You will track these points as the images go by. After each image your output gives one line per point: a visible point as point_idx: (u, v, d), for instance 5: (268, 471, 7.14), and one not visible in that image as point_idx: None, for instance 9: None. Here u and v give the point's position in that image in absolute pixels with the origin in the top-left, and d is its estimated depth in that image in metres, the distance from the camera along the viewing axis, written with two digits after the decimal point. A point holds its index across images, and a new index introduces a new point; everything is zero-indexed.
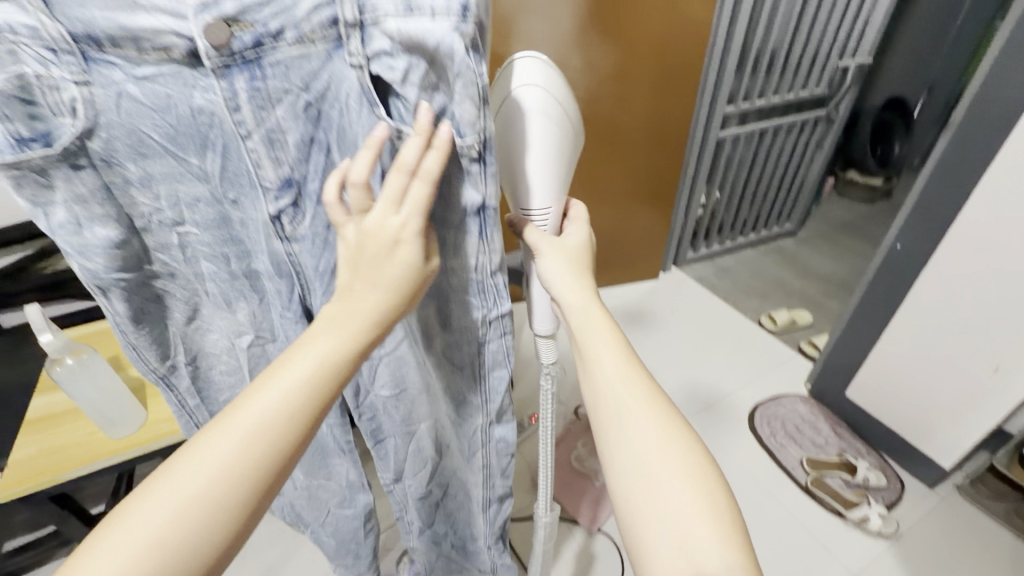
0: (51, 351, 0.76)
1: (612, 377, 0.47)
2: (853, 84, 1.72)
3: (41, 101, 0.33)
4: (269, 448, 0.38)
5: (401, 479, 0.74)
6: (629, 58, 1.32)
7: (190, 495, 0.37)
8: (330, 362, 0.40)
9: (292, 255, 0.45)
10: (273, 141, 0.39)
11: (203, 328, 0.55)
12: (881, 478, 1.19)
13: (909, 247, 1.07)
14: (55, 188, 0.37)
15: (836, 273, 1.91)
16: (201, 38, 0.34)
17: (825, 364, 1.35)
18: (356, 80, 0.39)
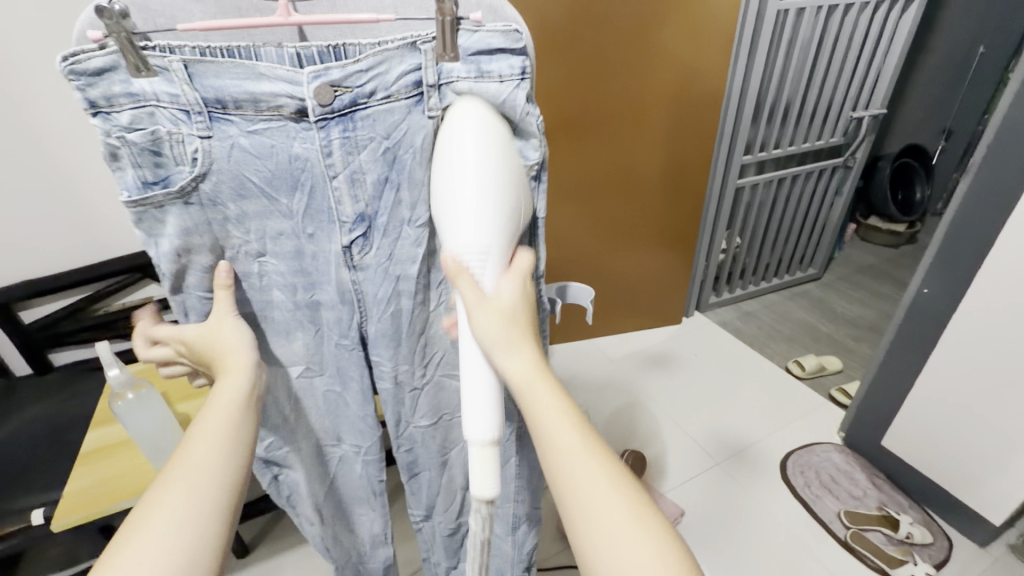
0: (115, 385, 0.77)
1: (563, 436, 0.44)
2: (869, 134, 1.76)
3: (167, 152, 0.43)
4: (207, 497, 0.41)
5: (430, 516, 0.77)
6: (650, 112, 1.39)
7: (176, 503, 0.40)
8: (235, 415, 0.46)
9: (356, 284, 0.54)
10: (354, 180, 0.49)
11: (265, 352, 0.57)
12: (925, 534, 1.14)
13: (936, 291, 1.07)
14: (166, 223, 0.46)
15: (865, 318, 1.88)
16: (311, 99, 0.44)
17: (858, 412, 1.31)
18: (430, 127, 0.49)
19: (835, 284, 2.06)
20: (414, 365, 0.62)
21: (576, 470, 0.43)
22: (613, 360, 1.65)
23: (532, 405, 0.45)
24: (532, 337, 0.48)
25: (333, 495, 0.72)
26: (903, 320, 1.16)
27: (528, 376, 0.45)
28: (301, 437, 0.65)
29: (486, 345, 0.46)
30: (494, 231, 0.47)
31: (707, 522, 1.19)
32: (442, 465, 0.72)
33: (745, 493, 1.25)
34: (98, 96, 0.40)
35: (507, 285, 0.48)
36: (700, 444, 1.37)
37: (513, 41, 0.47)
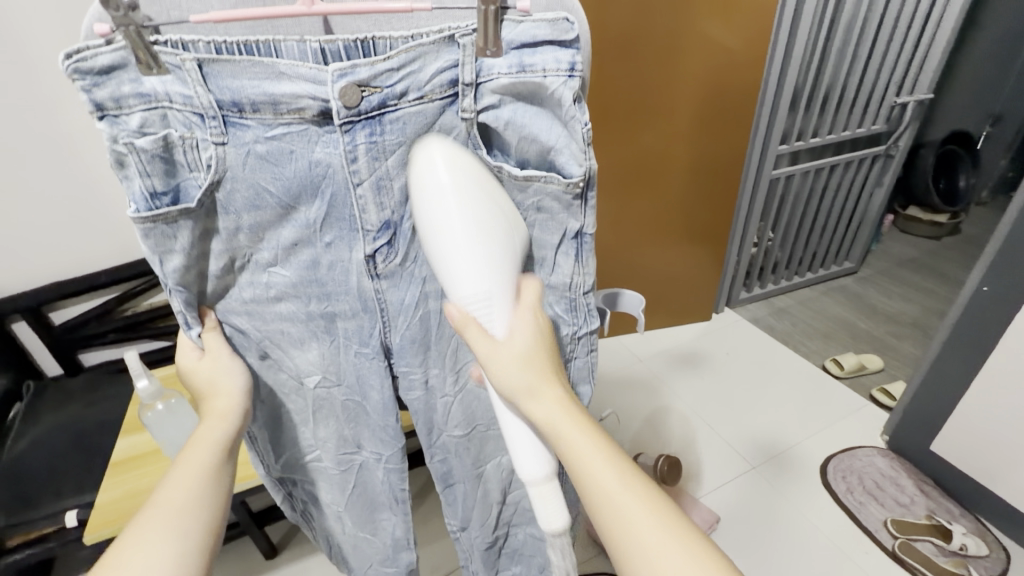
0: (143, 397, 0.72)
1: (587, 464, 0.44)
2: (913, 121, 1.67)
3: (179, 158, 0.40)
4: (182, 538, 0.43)
5: (467, 528, 0.73)
6: (683, 102, 1.34)
7: (147, 544, 0.41)
8: (216, 458, 0.48)
9: (379, 293, 0.51)
10: (380, 187, 0.45)
11: (275, 366, 0.54)
12: (980, 545, 1.08)
13: (998, 290, 1.01)
14: (177, 239, 0.42)
15: (906, 313, 1.80)
16: (336, 100, 0.40)
17: (904, 415, 1.25)
18: (464, 130, 0.45)
19: (873, 278, 1.97)
20: (446, 369, 0.59)
21: (607, 494, 0.43)
22: (640, 358, 1.60)
23: (563, 446, 0.44)
24: (555, 375, 0.47)
25: (352, 508, 0.67)
26: (957, 320, 1.09)
27: (552, 418, 0.45)
28: (321, 449, 0.61)
29: (509, 396, 0.46)
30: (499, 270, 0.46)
31: (744, 528, 1.15)
32: (476, 479, 0.70)
33: (783, 499, 1.20)
34: (106, 98, 0.37)
35: (518, 325, 0.47)
36: (734, 446, 1.32)
37: (563, 32, 0.42)
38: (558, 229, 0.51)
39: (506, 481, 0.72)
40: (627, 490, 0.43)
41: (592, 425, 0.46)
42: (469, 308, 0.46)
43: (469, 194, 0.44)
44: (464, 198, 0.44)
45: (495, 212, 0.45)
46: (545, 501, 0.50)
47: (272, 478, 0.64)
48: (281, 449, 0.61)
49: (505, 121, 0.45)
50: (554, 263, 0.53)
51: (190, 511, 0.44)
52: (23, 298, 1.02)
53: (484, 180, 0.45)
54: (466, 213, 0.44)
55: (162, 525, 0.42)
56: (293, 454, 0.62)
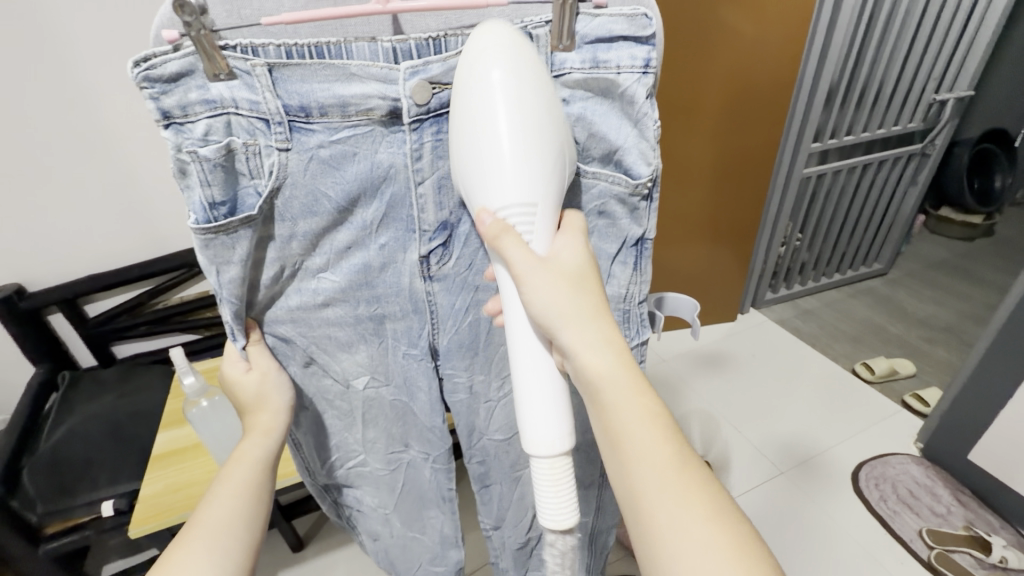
0: (190, 394, 0.75)
1: (626, 411, 0.43)
2: (951, 119, 1.62)
3: (241, 166, 0.40)
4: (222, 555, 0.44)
5: (501, 527, 0.73)
6: (714, 99, 1.31)
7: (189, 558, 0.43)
8: (258, 475, 0.49)
9: (431, 296, 0.51)
10: (441, 187, 0.46)
11: (319, 372, 0.53)
12: (1022, 558, 1.05)
13: None
14: (236, 248, 0.42)
15: (938, 316, 1.75)
16: (408, 98, 0.40)
17: (939, 423, 1.22)
18: None
19: (902, 281, 1.93)
20: (490, 374, 0.58)
21: (639, 446, 0.42)
22: (664, 359, 1.58)
23: (607, 389, 0.43)
24: (602, 307, 0.45)
25: (401, 508, 0.68)
26: (1001, 326, 1.05)
27: (603, 363, 0.43)
28: (366, 453, 0.61)
29: (551, 321, 0.43)
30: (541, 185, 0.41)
31: (774, 534, 1.13)
32: (515, 481, 0.69)
33: (814, 506, 1.18)
34: (173, 105, 0.37)
35: (563, 246, 0.44)
36: (761, 451, 1.30)
37: (641, 27, 0.42)
38: (618, 237, 0.50)
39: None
40: (662, 450, 0.42)
41: (645, 385, 0.44)
42: (508, 219, 0.42)
43: (522, 90, 0.39)
44: (517, 96, 0.39)
45: (549, 118, 0.40)
46: (557, 483, 0.43)
47: (317, 484, 0.64)
48: (325, 450, 0.60)
49: (575, 117, 0.44)
50: (610, 272, 0.52)
51: (239, 529, 0.46)
52: (61, 292, 1.03)
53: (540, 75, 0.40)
54: (518, 116, 0.39)
55: (212, 542, 0.44)
56: (339, 457, 0.61)
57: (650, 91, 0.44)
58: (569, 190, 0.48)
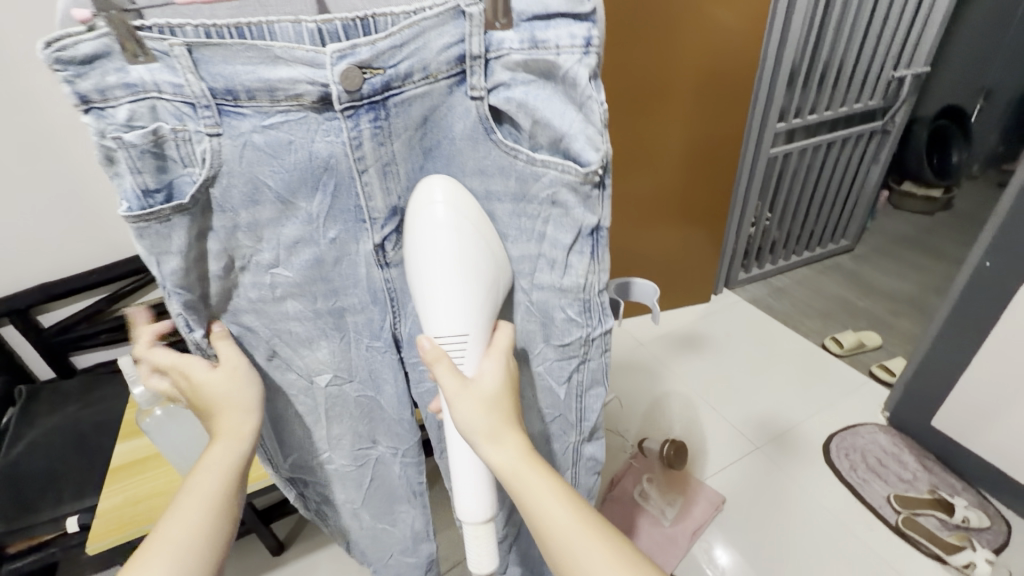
0: (141, 402, 0.72)
1: (554, 518, 0.43)
2: (910, 95, 1.65)
3: (171, 153, 0.38)
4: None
5: None
6: (681, 80, 1.30)
7: None
8: (230, 484, 0.47)
9: (388, 283, 0.50)
10: (387, 172, 0.44)
11: (284, 365, 0.52)
12: (981, 518, 1.09)
13: (1000, 266, 1.00)
14: (173, 239, 0.40)
15: (902, 289, 1.81)
16: (337, 84, 0.38)
17: (905, 392, 1.26)
18: (474, 111, 0.44)
19: (869, 255, 1.97)
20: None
21: (562, 542, 0.43)
22: (641, 343, 1.59)
23: (518, 485, 0.44)
24: (515, 419, 0.47)
25: (370, 502, 0.67)
26: (960, 297, 1.08)
27: (507, 461, 0.44)
28: (333, 449, 0.60)
29: (470, 437, 0.45)
30: (469, 318, 0.47)
31: (751, 509, 1.15)
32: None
33: (790, 480, 1.21)
34: (90, 89, 0.35)
35: (488, 368, 0.47)
36: (737, 428, 1.33)
37: (577, 4, 0.42)
38: (574, 227, 0.49)
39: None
40: (581, 535, 0.43)
41: (552, 473, 0.45)
42: (441, 343, 0.46)
43: (465, 241, 0.45)
44: (461, 242, 0.45)
45: (481, 260, 0.47)
46: (480, 542, 0.50)
47: (281, 477, 0.63)
48: (287, 447, 0.60)
49: (517, 103, 0.44)
50: (567, 264, 0.51)
51: (209, 558, 0.43)
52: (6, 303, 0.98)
53: (479, 228, 0.47)
54: (458, 261, 0.45)
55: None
56: (301, 455, 0.60)
57: (592, 73, 0.44)
58: (518, 176, 0.47)
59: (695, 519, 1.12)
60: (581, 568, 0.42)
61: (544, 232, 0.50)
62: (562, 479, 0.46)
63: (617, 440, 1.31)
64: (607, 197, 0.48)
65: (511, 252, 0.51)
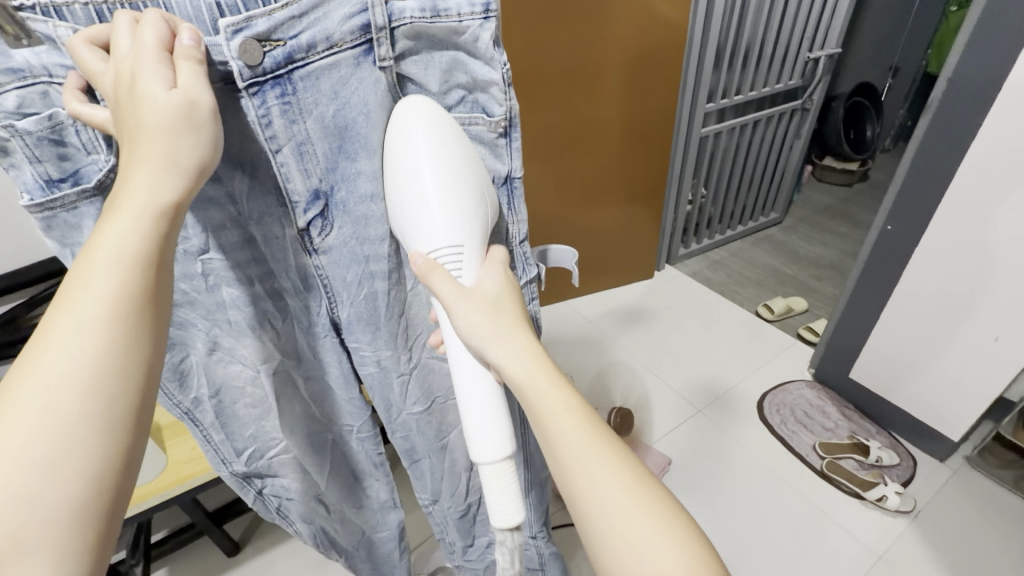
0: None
1: (551, 415, 0.42)
2: (825, 75, 1.77)
3: (72, 141, 0.36)
4: (70, 416, 0.29)
5: (438, 499, 0.75)
6: (613, 59, 1.33)
7: (24, 421, 0.28)
8: (134, 278, 0.32)
9: (320, 269, 0.47)
10: (304, 153, 0.41)
11: (224, 358, 0.50)
12: (892, 457, 1.22)
13: (900, 228, 1.11)
14: (83, 228, 0.39)
15: (826, 256, 1.95)
16: (236, 59, 0.35)
17: (827, 348, 1.37)
18: (386, 81, 0.41)
19: (796, 227, 2.11)
20: (398, 350, 0.56)
21: (565, 438, 0.42)
22: (590, 320, 1.65)
23: (534, 396, 0.43)
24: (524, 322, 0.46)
25: (332, 485, 0.67)
26: (868, 259, 1.19)
27: (519, 362, 0.43)
28: (288, 439, 0.59)
29: (473, 342, 0.44)
30: (462, 228, 0.44)
31: (695, 467, 1.23)
32: (442, 450, 0.69)
33: (729, 438, 1.30)
34: None
35: (487, 277, 0.46)
36: (681, 393, 1.41)
37: None
38: None
39: (470, 449, 0.71)
40: (591, 448, 0.41)
41: (562, 379, 0.44)
42: (437, 257, 0.44)
43: (452, 153, 0.43)
44: (445, 164, 0.43)
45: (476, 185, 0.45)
46: (501, 487, 0.43)
47: (235, 476, 0.59)
48: (239, 442, 0.56)
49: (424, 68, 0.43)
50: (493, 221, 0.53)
51: (82, 421, 0.29)
52: None
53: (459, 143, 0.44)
54: (444, 172, 0.43)
55: (20, 456, 0.28)
56: (257, 448, 0.58)
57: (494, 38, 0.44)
58: None
59: None
60: (600, 488, 0.40)
61: None
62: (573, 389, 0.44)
63: None
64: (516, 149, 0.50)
65: None
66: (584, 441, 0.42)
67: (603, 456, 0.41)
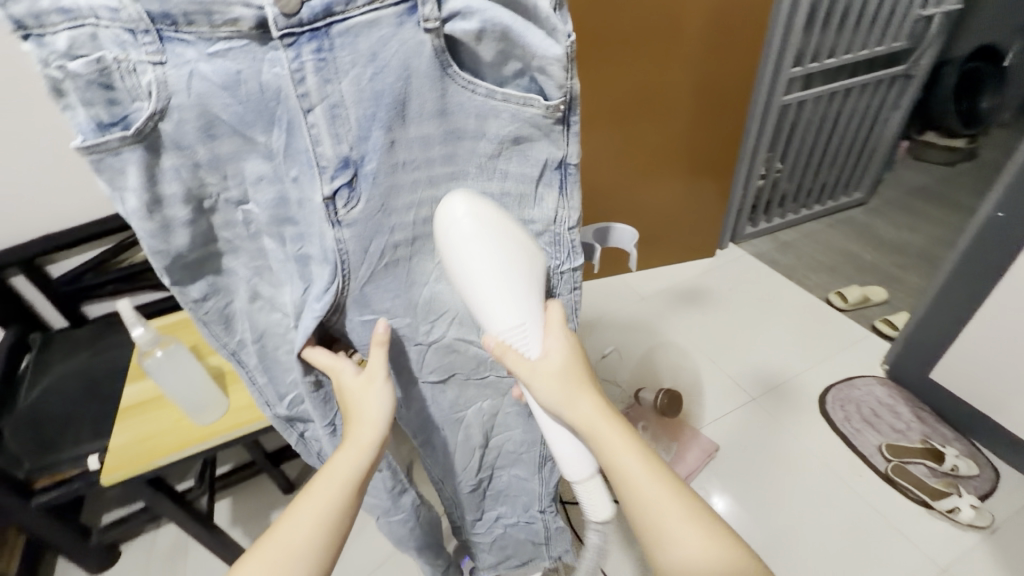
0: (142, 344, 0.71)
1: (626, 464, 0.50)
2: (938, 35, 1.55)
3: (120, 85, 0.35)
4: (336, 503, 0.52)
5: (449, 476, 0.74)
6: (690, 15, 1.22)
7: (318, 503, 0.52)
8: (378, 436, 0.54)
9: (342, 245, 0.45)
10: (336, 115, 0.40)
11: (267, 306, 0.51)
12: (971, 466, 1.12)
13: (1012, 216, 0.97)
14: (127, 174, 0.38)
15: (916, 243, 1.77)
16: (271, 6, 0.36)
17: (905, 344, 1.25)
18: (428, 45, 0.39)
19: (883, 209, 1.92)
20: (417, 317, 0.55)
21: (633, 479, 0.50)
22: (644, 298, 1.59)
23: (601, 444, 0.50)
24: (589, 383, 0.52)
25: None
26: (968, 248, 1.06)
27: (589, 421, 0.50)
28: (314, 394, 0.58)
29: (549, 408, 0.51)
30: (523, 305, 0.48)
31: (741, 455, 1.19)
32: (456, 423, 0.67)
33: (781, 428, 1.23)
34: (25, 14, 0.32)
35: (551, 347, 0.50)
36: (736, 378, 1.35)
37: None
38: (539, 160, 0.48)
39: (487, 427, 0.69)
40: (655, 482, 0.50)
41: (626, 427, 0.52)
42: (505, 337, 0.48)
43: (490, 244, 0.45)
44: (487, 253, 0.45)
45: (521, 260, 0.47)
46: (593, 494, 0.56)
47: (278, 419, 0.61)
48: (281, 386, 0.58)
49: (474, 34, 0.40)
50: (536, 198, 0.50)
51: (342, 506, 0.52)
52: None
53: (503, 226, 0.46)
54: (502, 270, 0.46)
55: (314, 522, 0.51)
56: (298, 394, 0.59)
57: (555, 3, 0.42)
58: (482, 118, 0.45)
59: (688, 465, 1.15)
60: (660, 518, 0.49)
61: (506, 169, 0.48)
62: (626, 424, 0.52)
63: (614, 389, 1.33)
64: (572, 135, 0.47)
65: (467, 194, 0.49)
66: (647, 480, 0.50)
67: (667, 491, 0.50)
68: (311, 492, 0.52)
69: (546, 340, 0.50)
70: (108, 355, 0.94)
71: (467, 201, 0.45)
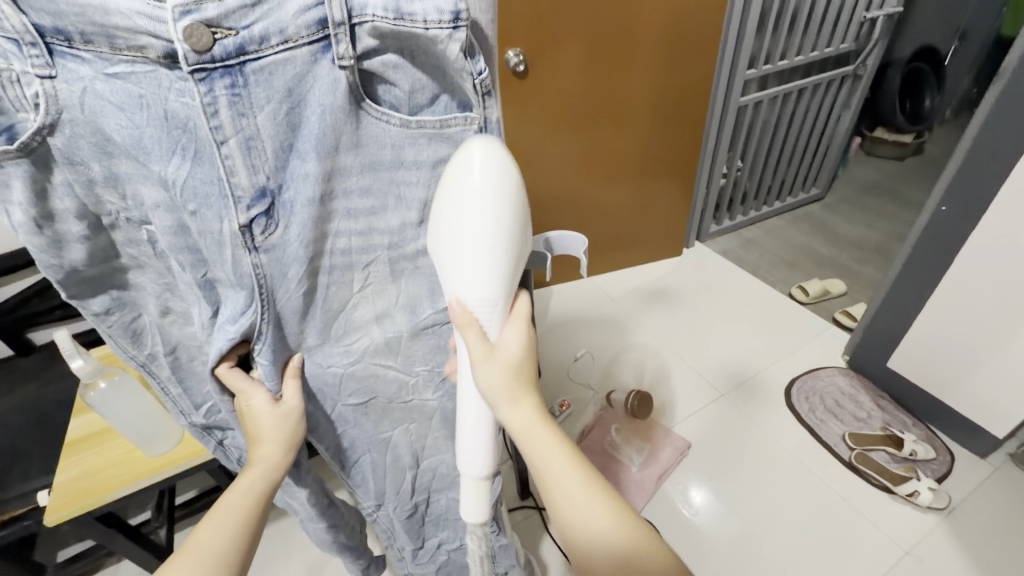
0: (83, 376, 0.69)
1: (552, 463, 0.49)
2: (882, 37, 1.62)
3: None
4: (244, 519, 0.50)
5: (383, 504, 0.72)
6: (645, 19, 1.23)
7: (225, 521, 0.49)
8: (286, 455, 0.54)
9: (259, 269, 0.43)
10: (250, 148, 0.38)
11: (180, 320, 0.49)
12: (928, 450, 1.16)
13: (955, 209, 1.02)
14: (12, 188, 0.36)
15: (871, 236, 1.83)
16: (181, 42, 0.33)
17: (863, 336, 1.30)
18: (344, 81, 0.38)
19: (839, 204, 1.99)
20: (330, 340, 0.52)
21: (557, 480, 0.48)
22: (613, 299, 1.61)
23: (527, 441, 0.49)
24: (533, 385, 0.51)
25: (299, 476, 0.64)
26: (916, 241, 1.11)
27: (527, 423, 0.49)
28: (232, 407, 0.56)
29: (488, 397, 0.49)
30: (498, 284, 0.46)
31: (712, 450, 1.21)
32: (383, 443, 0.65)
33: (749, 422, 1.26)
34: None
35: (511, 336, 0.49)
36: (705, 376, 1.37)
37: None
38: None
39: (416, 446, 0.67)
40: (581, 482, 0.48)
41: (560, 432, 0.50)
42: (472, 310, 0.47)
43: (499, 205, 0.43)
44: (487, 209, 0.42)
45: (515, 233, 0.45)
46: (478, 496, 0.56)
47: (194, 427, 0.58)
48: (197, 397, 0.55)
49: (392, 66, 0.40)
50: None
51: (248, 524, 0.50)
52: None
53: (513, 189, 0.43)
54: (494, 228, 0.43)
55: (219, 540, 0.48)
56: (215, 405, 0.57)
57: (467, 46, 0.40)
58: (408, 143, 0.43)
59: (661, 464, 1.17)
60: (585, 517, 0.47)
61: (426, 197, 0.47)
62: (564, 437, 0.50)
63: (587, 392, 1.34)
64: None
65: (393, 221, 0.47)
66: (572, 477, 0.48)
67: (590, 489, 0.48)
68: (214, 516, 0.49)
69: (508, 327, 0.49)
70: (51, 386, 0.90)
71: (491, 153, 0.42)
